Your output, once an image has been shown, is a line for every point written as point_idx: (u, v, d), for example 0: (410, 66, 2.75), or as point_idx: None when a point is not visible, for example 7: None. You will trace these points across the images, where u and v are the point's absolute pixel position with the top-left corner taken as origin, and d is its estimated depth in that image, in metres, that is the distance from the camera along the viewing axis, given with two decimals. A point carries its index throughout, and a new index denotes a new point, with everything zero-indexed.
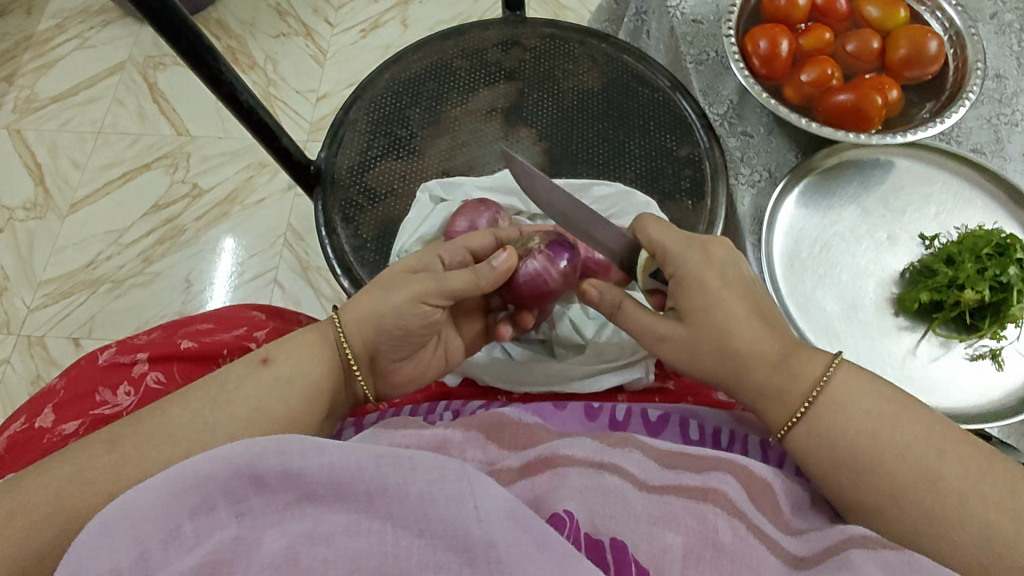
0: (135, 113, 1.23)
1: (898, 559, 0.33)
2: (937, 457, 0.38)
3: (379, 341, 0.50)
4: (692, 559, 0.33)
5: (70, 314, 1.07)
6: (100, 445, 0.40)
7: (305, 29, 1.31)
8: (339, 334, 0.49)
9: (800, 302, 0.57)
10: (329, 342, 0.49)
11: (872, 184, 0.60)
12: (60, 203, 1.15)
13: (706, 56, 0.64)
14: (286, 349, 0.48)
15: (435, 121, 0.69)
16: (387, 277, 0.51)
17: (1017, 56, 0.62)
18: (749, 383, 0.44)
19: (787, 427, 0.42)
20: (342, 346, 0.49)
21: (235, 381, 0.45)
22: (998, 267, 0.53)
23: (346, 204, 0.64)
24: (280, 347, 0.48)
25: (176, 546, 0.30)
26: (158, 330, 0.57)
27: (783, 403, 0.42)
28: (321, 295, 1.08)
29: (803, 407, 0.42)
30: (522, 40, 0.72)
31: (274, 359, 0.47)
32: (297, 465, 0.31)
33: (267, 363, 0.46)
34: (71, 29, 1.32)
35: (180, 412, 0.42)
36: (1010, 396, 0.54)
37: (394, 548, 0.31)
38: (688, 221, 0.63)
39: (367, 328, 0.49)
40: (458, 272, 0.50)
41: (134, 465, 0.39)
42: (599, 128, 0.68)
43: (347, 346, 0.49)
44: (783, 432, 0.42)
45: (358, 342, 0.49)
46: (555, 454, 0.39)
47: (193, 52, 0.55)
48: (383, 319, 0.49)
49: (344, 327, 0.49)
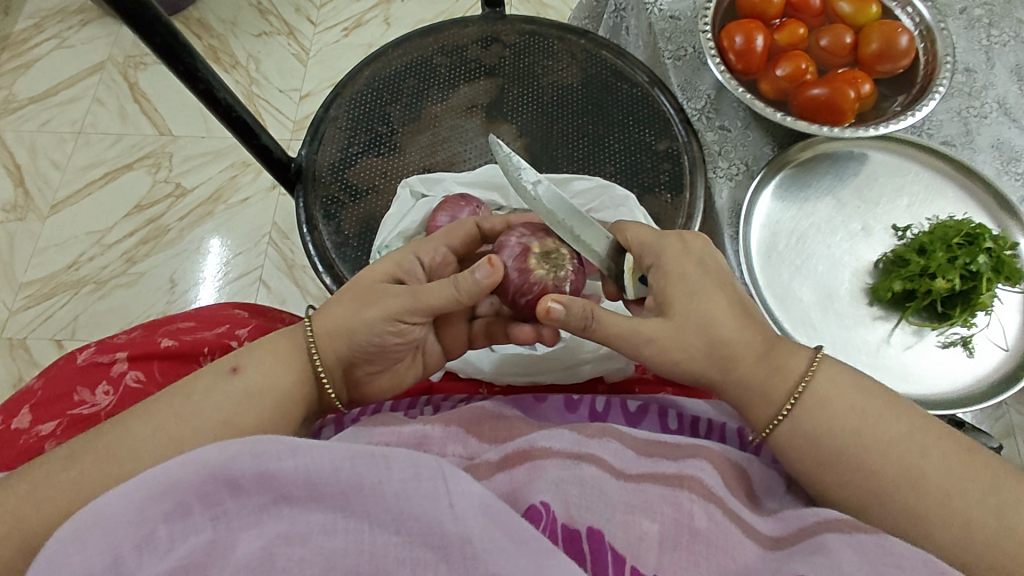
0: (116, 113, 1.23)
1: (872, 542, 0.33)
2: (917, 450, 0.38)
3: (357, 355, 0.47)
4: (669, 545, 0.34)
5: (52, 316, 1.06)
6: (58, 462, 0.39)
7: (287, 27, 1.31)
8: (310, 348, 0.46)
9: (777, 292, 0.57)
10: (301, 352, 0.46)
11: (847, 177, 0.61)
12: (40, 204, 1.14)
13: (684, 52, 0.65)
14: (256, 358, 0.46)
15: (415, 117, 0.69)
16: (365, 288, 0.48)
17: (985, 50, 0.63)
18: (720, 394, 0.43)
19: (774, 423, 0.42)
20: (310, 353, 0.46)
21: (201, 393, 0.43)
22: (968, 256, 0.54)
23: (327, 201, 0.65)
24: (248, 355, 0.46)
25: (150, 552, 0.30)
26: (138, 329, 0.58)
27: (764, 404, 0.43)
28: (307, 293, 1.08)
29: (791, 401, 0.41)
30: (502, 37, 0.73)
31: (244, 368, 0.44)
32: (272, 467, 0.32)
33: (237, 372, 0.44)
34: (49, 28, 1.31)
35: (143, 426, 0.41)
36: (981, 381, 0.55)
37: (371, 547, 0.31)
38: (668, 214, 0.64)
39: (338, 342, 0.46)
40: (436, 287, 0.46)
41: (98, 476, 0.38)
42: (579, 123, 0.69)
43: (319, 359, 0.46)
44: (767, 432, 0.42)
45: (326, 352, 0.46)
46: (532, 447, 0.39)
47: (167, 48, 0.55)
48: (354, 334, 0.46)
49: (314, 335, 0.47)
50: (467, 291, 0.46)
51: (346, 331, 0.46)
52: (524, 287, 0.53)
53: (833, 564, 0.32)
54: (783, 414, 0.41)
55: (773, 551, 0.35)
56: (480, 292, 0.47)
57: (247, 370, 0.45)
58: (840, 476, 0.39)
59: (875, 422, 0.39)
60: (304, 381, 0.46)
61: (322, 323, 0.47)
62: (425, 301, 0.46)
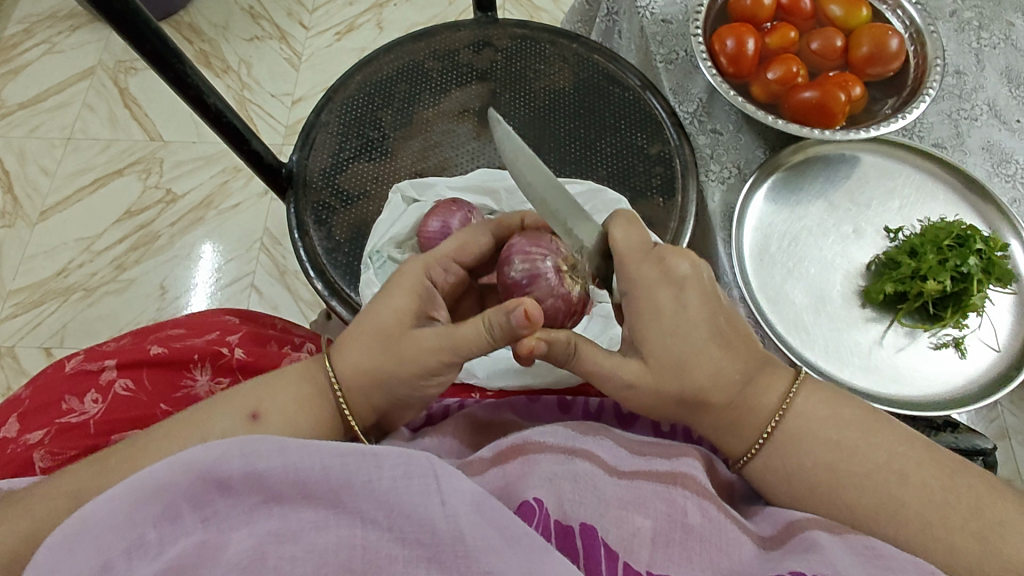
0: (106, 118, 1.22)
1: (862, 544, 0.33)
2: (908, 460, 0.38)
3: (393, 402, 0.46)
4: (661, 542, 0.34)
5: (41, 323, 1.05)
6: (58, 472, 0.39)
7: (279, 32, 1.31)
8: (338, 398, 0.45)
9: (770, 295, 0.57)
10: (325, 399, 0.45)
11: (838, 180, 0.60)
12: (29, 211, 1.13)
13: (676, 55, 0.65)
14: (278, 402, 0.44)
15: (407, 122, 0.69)
16: (393, 334, 0.46)
17: (975, 53, 0.64)
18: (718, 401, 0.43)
19: (755, 448, 0.42)
20: (336, 398, 0.45)
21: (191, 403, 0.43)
22: (958, 258, 0.54)
23: (318, 207, 0.64)
24: (271, 398, 0.44)
25: (139, 555, 0.30)
26: (127, 336, 0.57)
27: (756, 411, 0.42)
28: (300, 300, 1.08)
29: (766, 431, 0.42)
30: (494, 41, 0.73)
31: (265, 416, 0.43)
32: (259, 467, 0.31)
33: (257, 420, 0.43)
34: (39, 34, 1.30)
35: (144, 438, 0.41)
36: (973, 383, 0.55)
37: (363, 540, 0.30)
38: (659, 218, 0.64)
39: (367, 388, 0.45)
40: (468, 324, 0.44)
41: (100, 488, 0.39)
42: (571, 127, 0.69)
43: (345, 404, 0.45)
44: (744, 460, 0.43)
45: (357, 401, 0.45)
46: (526, 441, 0.38)
47: (157, 55, 0.54)
48: (379, 373, 0.45)
49: (341, 384, 0.45)
50: (502, 338, 0.44)
51: (379, 380, 0.45)
52: (570, 307, 0.56)
53: (828, 560, 0.32)
54: (763, 437, 0.42)
55: (766, 550, 0.35)
56: (515, 335, 0.44)
57: (267, 418, 0.43)
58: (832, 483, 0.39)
59: (859, 436, 0.40)
60: (332, 429, 0.45)
61: (351, 370, 0.45)
62: (461, 348, 0.44)
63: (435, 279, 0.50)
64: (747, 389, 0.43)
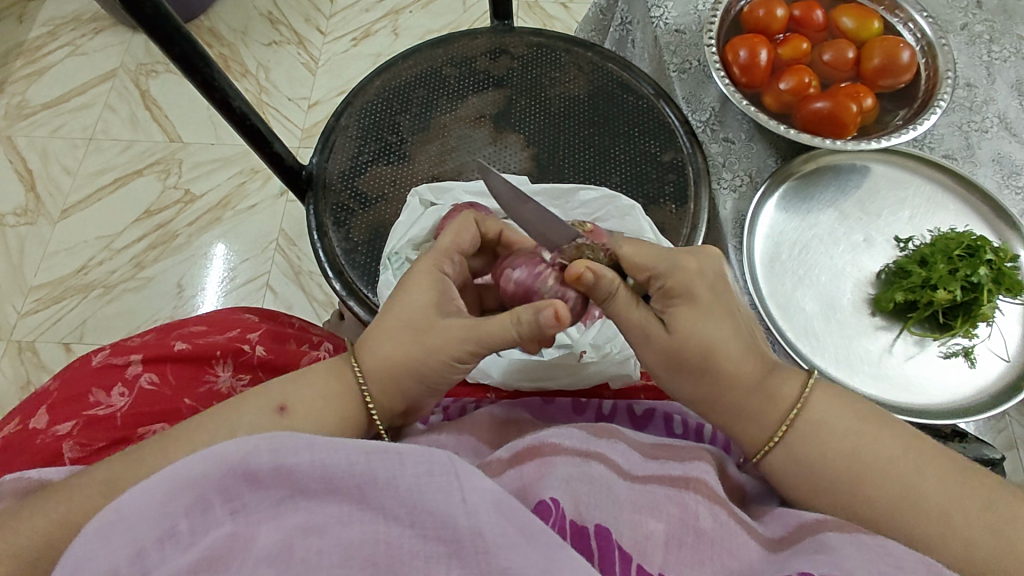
0: (127, 120, 1.24)
1: (874, 543, 0.34)
2: (919, 472, 0.39)
3: (408, 399, 0.47)
4: (675, 544, 0.35)
5: (61, 319, 1.07)
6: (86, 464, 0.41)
7: (297, 37, 1.33)
8: (361, 388, 0.46)
9: (781, 302, 0.58)
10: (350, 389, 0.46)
11: (849, 190, 0.61)
12: (51, 209, 1.16)
13: (688, 65, 0.66)
14: (305, 396, 0.45)
15: (425, 127, 0.70)
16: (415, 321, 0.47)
17: (986, 66, 0.64)
18: (727, 399, 0.44)
19: (764, 450, 0.43)
20: (360, 389, 0.46)
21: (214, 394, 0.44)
22: (969, 268, 0.55)
23: (337, 208, 0.66)
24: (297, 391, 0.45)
25: (172, 545, 0.31)
26: (151, 333, 0.58)
27: (766, 417, 0.43)
28: (313, 299, 1.09)
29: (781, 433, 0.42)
30: (510, 49, 0.74)
31: (291, 406, 0.44)
32: (288, 462, 0.32)
33: (284, 412, 0.43)
34: (63, 36, 1.33)
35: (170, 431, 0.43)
36: (982, 392, 0.56)
37: (386, 536, 0.32)
38: (672, 225, 0.65)
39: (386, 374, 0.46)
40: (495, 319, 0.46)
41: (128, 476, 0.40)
42: (585, 133, 0.70)
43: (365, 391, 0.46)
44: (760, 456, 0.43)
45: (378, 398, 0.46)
46: (542, 443, 0.39)
47: (185, 59, 0.56)
48: (403, 367, 0.46)
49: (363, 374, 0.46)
50: (528, 332, 0.45)
51: (392, 370, 0.46)
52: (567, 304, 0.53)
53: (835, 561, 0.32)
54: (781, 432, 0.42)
55: (775, 551, 0.36)
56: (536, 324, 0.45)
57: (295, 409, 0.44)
58: (847, 488, 0.40)
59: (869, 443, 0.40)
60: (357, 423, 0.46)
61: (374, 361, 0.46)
62: (480, 342, 0.46)
63: (447, 272, 0.51)
64: (759, 394, 0.43)
